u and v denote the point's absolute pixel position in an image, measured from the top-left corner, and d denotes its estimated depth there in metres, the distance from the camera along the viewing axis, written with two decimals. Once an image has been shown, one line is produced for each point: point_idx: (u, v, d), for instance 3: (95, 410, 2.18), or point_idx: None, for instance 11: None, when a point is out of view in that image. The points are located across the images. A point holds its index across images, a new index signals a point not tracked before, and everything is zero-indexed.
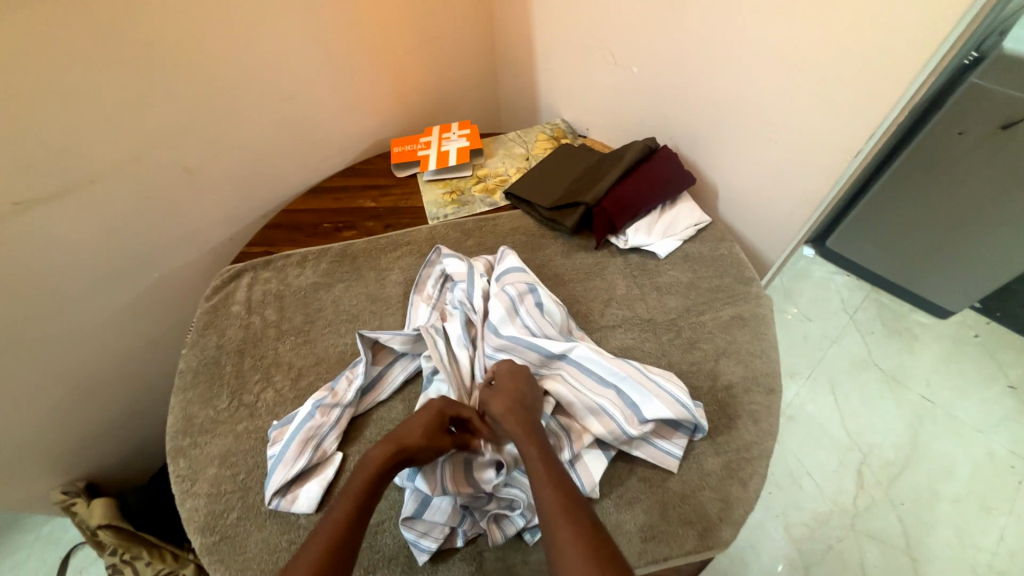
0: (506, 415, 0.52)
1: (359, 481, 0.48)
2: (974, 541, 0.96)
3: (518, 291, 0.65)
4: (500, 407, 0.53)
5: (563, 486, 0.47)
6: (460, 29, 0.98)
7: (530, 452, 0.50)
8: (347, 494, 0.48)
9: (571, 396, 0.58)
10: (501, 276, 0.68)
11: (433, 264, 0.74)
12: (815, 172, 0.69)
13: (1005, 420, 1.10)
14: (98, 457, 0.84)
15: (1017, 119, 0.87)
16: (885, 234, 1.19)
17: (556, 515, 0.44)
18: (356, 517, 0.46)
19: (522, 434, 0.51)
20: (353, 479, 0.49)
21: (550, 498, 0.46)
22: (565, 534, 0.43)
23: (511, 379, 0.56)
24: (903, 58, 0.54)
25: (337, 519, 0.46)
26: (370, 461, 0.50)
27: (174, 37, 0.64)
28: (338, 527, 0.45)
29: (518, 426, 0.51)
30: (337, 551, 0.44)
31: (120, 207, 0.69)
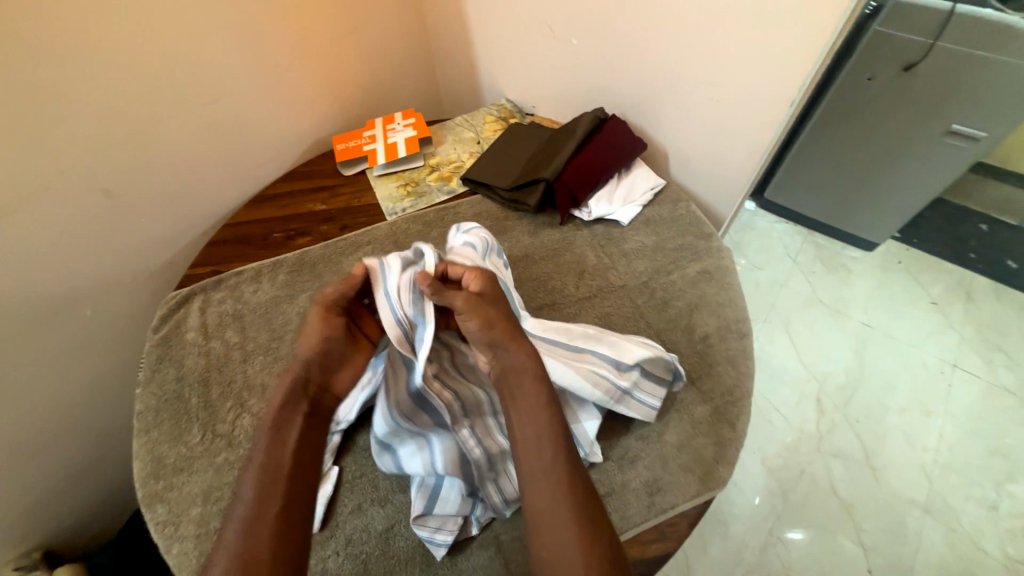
0: (525, 369, 0.49)
1: (262, 448, 0.46)
2: (920, 443, 1.08)
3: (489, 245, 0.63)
4: (525, 357, 0.50)
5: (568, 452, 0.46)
6: (389, 15, 0.94)
7: (542, 416, 0.47)
8: (253, 467, 0.45)
9: (558, 363, 0.54)
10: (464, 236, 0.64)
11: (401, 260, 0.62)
12: (756, 126, 0.72)
13: (932, 333, 1.24)
14: (52, 522, 0.76)
15: (916, 61, 0.96)
16: (815, 179, 1.29)
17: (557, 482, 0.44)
18: (267, 486, 0.44)
19: (532, 392, 0.48)
20: (255, 449, 0.46)
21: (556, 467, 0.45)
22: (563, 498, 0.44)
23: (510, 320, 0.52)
24: (824, 10, 0.57)
25: (249, 497, 0.43)
26: (267, 425, 0.47)
27: (69, 44, 0.56)
28: (252, 503, 0.43)
29: (534, 385, 0.49)
30: (256, 528, 0.41)
31: (34, 242, 0.61)
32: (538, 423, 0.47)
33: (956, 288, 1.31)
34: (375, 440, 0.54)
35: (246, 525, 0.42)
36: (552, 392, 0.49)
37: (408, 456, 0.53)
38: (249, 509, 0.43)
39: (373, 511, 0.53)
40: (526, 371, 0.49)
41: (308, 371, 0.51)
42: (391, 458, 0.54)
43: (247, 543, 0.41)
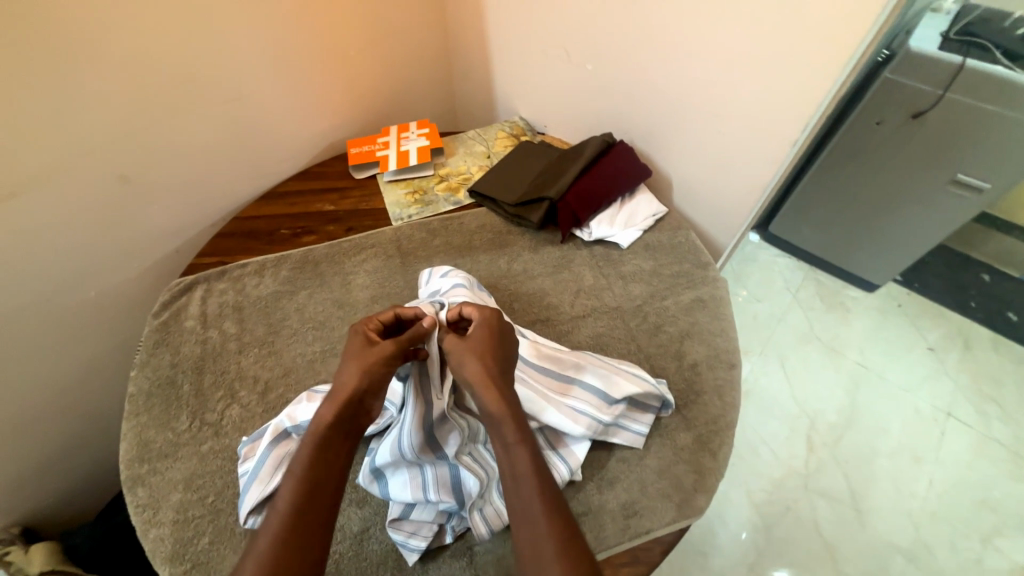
0: (495, 404, 0.45)
1: (306, 456, 0.43)
2: (908, 490, 1.07)
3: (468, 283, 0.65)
4: (490, 398, 0.45)
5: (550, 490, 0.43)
6: (413, 29, 0.97)
7: (519, 451, 0.43)
8: (292, 477, 0.42)
9: (541, 403, 0.55)
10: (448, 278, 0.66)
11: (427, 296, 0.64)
12: (759, 162, 0.74)
13: (928, 379, 1.23)
14: (35, 496, 0.77)
15: (924, 110, 0.97)
16: (819, 217, 1.30)
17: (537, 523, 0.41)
18: (308, 499, 0.41)
19: (506, 427, 0.44)
20: (295, 457, 0.43)
21: (535, 505, 0.42)
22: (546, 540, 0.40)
23: (497, 352, 0.49)
24: (829, 56, 0.59)
25: (287, 509, 0.41)
26: (312, 432, 0.44)
27: (103, 36, 0.59)
28: (290, 515, 0.40)
29: (511, 417, 0.45)
30: (293, 542, 0.39)
31: (48, 219, 0.63)
32: (515, 460, 0.43)
33: (954, 335, 1.31)
34: (367, 466, 0.52)
35: (283, 539, 0.39)
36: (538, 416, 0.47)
37: (400, 485, 0.52)
38: (288, 522, 0.40)
39: (351, 512, 0.54)
40: (496, 408, 0.45)
41: (363, 392, 0.45)
42: (382, 486, 0.52)
43: (283, 558, 0.38)
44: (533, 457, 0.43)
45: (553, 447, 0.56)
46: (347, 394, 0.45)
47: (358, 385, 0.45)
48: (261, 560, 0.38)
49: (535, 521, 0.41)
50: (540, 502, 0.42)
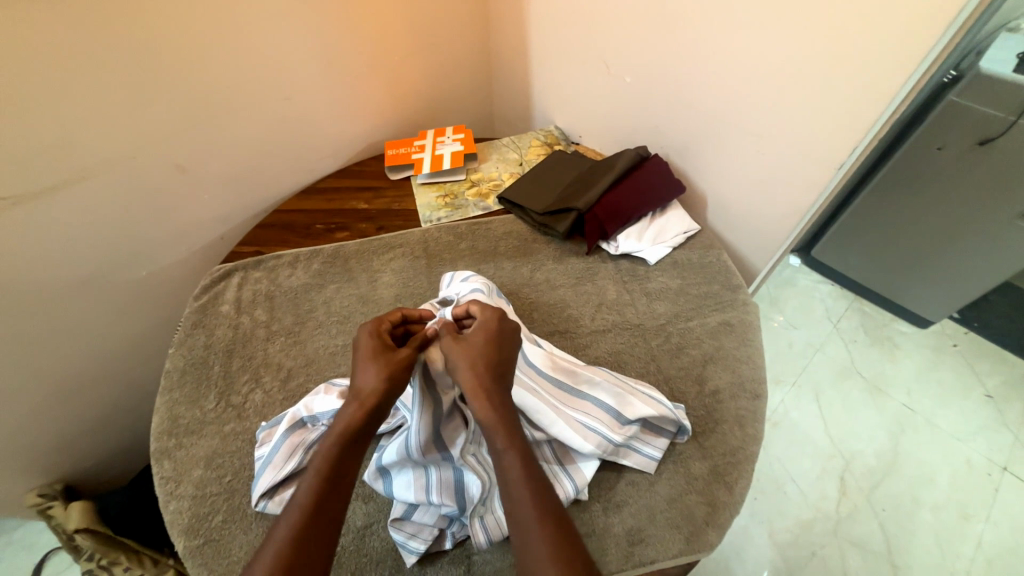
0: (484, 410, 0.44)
1: (326, 452, 0.44)
2: (952, 547, 0.98)
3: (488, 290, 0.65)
4: (478, 403, 0.44)
5: (544, 494, 0.42)
6: (456, 37, 0.99)
7: (508, 458, 0.43)
8: (313, 471, 0.43)
9: (551, 415, 0.54)
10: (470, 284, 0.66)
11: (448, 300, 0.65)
12: (801, 185, 0.71)
13: (982, 429, 1.13)
14: (78, 458, 0.83)
15: (994, 136, 0.90)
16: (868, 244, 1.22)
17: (529, 526, 0.40)
18: (327, 494, 0.42)
19: (495, 432, 0.44)
20: (318, 452, 0.44)
21: (526, 511, 0.41)
22: (538, 545, 0.40)
23: (501, 348, 0.49)
24: (886, 76, 0.55)
25: (301, 505, 0.42)
26: (335, 429, 0.45)
27: (170, 36, 0.63)
28: (308, 508, 0.41)
29: (497, 422, 0.44)
30: (308, 535, 0.40)
31: (110, 203, 0.68)
32: (504, 465, 0.43)
33: (1016, 383, 1.20)
34: (373, 463, 0.53)
35: (292, 536, 0.40)
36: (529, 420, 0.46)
37: (403, 484, 0.52)
38: (305, 515, 0.41)
39: (356, 507, 0.55)
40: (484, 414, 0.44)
41: (385, 394, 0.46)
42: (386, 484, 0.53)
43: (297, 551, 0.39)
44: (523, 462, 0.43)
45: (560, 463, 0.56)
46: (366, 397, 0.45)
47: (378, 388, 0.46)
48: (276, 549, 0.39)
49: (530, 525, 0.41)
50: (533, 508, 0.41)
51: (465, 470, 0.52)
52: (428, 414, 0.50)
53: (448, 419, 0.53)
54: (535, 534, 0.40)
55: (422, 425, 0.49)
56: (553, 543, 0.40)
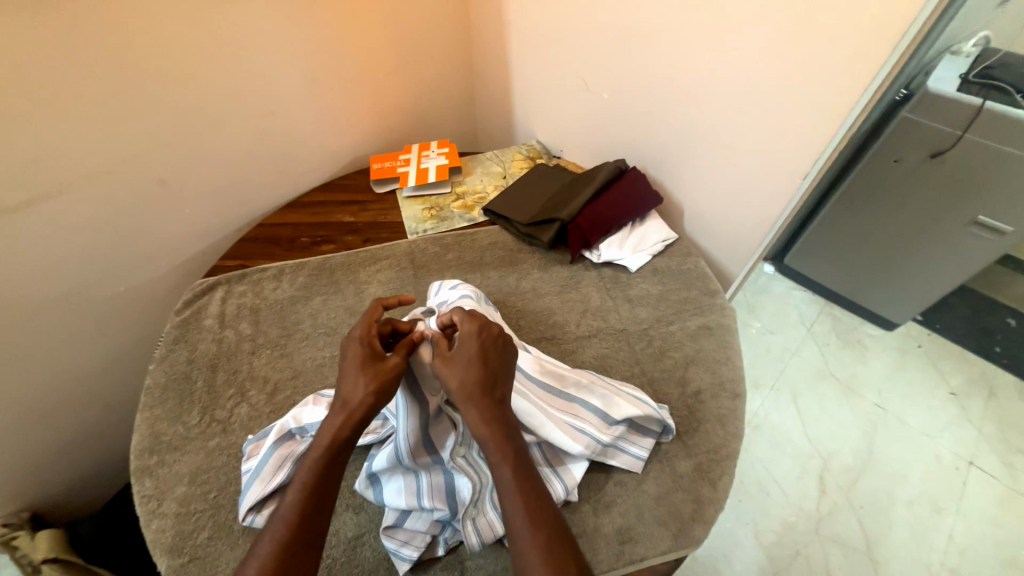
0: (480, 426, 0.45)
1: (314, 463, 0.44)
2: (927, 541, 1.02)
3: (476, 296, 0.66)
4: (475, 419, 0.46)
5: (536, 503, 0.43)
6: (439, 55, 1.02)
7: (501, 469, 0.44)
8: (300, 482, 0.43)
9: (541, 417, 0.55)
10: (455, 291, 0.67)
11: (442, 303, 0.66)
12: (769, 193, 0.75)
13: (949, 425, 1.19)
14: (48, 483, 0.79)
15: (944, 149, 0.97)
16: (835, 251, 1.29)
17: (524, 534, 0.42)
18: (311, 507, 0.42)
19: (489, 447, 0.45)
20: (305, 462, 0.44)
21: (518, 520, 0.42)
22: (532, 553, 0.41)
23: (492, 359, 0.49)
24: (842, 92, 0.60)
25: (289, 516, 0.42)
26: (322, 439, 0.45)
27: (155, 52, 0.64)
28: (292, 520, 0.41)
29: (492, 437, 0.45)
30: (290, 550, 0.40)
31: (89, 217, 0.67)
32: (498, 476, 0.44)
33: (978, 381, 1.27)
34: (363, 471, 0.53)
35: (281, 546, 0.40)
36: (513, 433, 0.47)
37: (394, 491, 0.52)
38: (289, 528, 0.41)
39: (347, 517, 0.54)
40: (481, 431, 0.45)
41: (373, 401, 0.46)
42: (376, 491, 0.53)
43: (281, 565, 0.39)
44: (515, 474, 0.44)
45: (551, 465, 0.57)
46: (355, 404, 0.46)
47: (366, 395, 0.46)
48: (260, 563, 0.39)
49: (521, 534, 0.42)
50: (526, 518, 0.42)
51: (455, 473, 0.53)
52: (419, 412, 0.50)
53: (437, 423, 0.53)
54: (527, 543, 0.41)
55: (412, 421, 0.50)
56: (546, 550, 0.41)
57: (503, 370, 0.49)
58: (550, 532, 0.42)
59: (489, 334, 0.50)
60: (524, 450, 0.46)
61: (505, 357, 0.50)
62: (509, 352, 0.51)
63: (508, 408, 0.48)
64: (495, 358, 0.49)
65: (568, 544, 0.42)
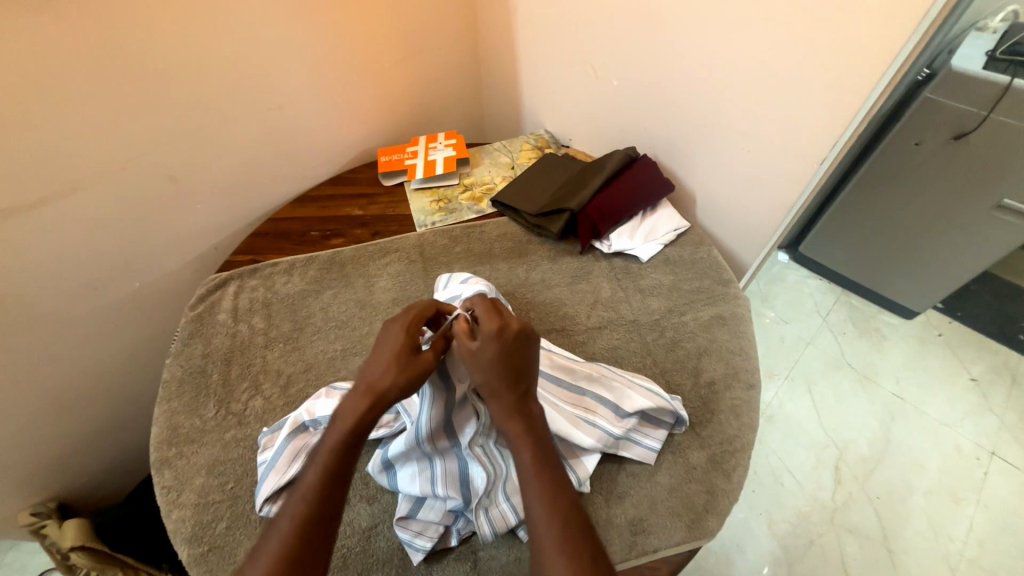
0: (504, 418, 0.47)
1: (335, 444, 0.44)
2: (946, 532, 1.00)
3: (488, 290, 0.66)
4: (500, 412, 0.47)
5: (556, 492, 0.43)
6: (445, 44, 1.01)
7: (523, 458, 0.45)
8: (318, 461, 0.43)
9: (552, 410, 0.55)
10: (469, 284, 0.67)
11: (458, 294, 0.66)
12: (784, 180, 0.73)
13: (970, 414, 1.16)
14: (72, 474, 0.82)
15: (968, 131, 0.94)
16: (854, 238, 1.25)
17: (542, 525, 0.41)
18: (328, 487, 0.42)
19: (512, 436, 0.46)
20: (325, 442, 0.44)
21: (537, 509, 0.42)
22: (546, 542, 0.41)
23: (515, 359, 0.48)
24: (861, 73, 0.58)
25: (310, 488, 0.42)
26: (343, 421, 0.45)
27: (161, 49, 0.64)
28: (311, 501, 0.42)
29: (513, 426, 0.46)
30: (307, 527, 0.41)
31: (103, 214, 0.68)
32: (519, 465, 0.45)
33: (1001, 369, 1.23)
34: (378, 457, 0.53)
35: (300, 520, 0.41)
36: (529, 423, 0.47)
37: (408, 477, 0.53)
38: (308, 504, 0.41)
39: (360, 508, 0.55)
40: (504, 423, 0.46)
41: (396, 394, 0.46)
42: (390, 477, 0.54)
43: (300, 542, 0.40)
44: (534, 462, 0.45)
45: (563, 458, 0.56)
46: (383, 391, 0.46)
47: (395, 384, 0.46)
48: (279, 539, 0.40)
49: (537, 524, 0.42)
50: (543, 506, 0.43)
51: (471, 461, 0.53)
52: (444, 396, 0.51)
53: (460, 409, 0.52)
54: (546, 533, 0.41)
55: (436, 406, 0.50)
56: (564, 542, 0.40)
57: (528, 365, 0.49)
58: (567, 525, 0.41)
59: (511, 335, 0.48)
60: (549, 443, 0.47)
61: (530, 354, 0.49)
62: (535, 347, 0.50)
63: (532, 398, 0.49)
64: (518, 355, 0.48)
65: (587, 537, 0.41)
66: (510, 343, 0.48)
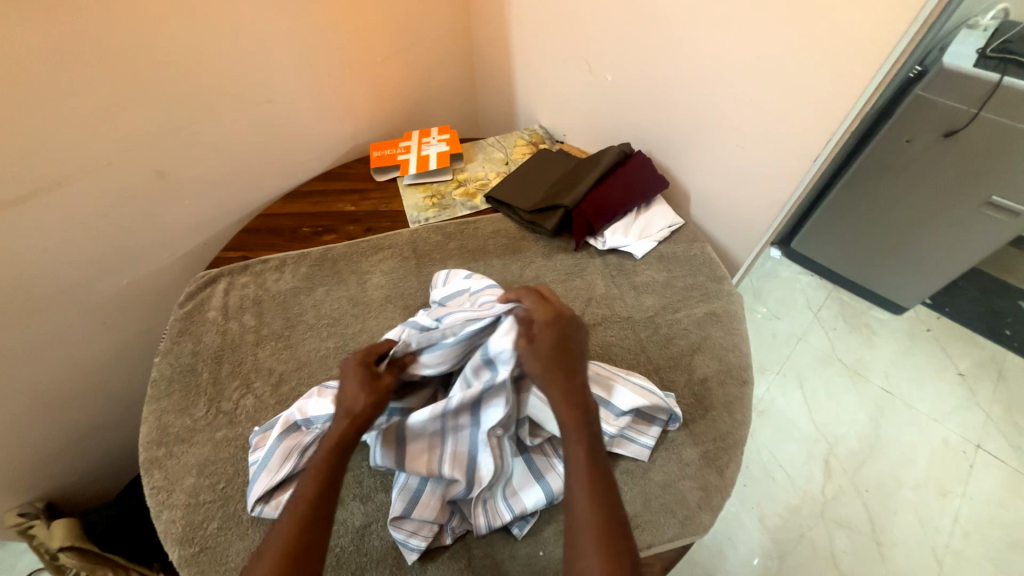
0: (562, 406, 0.48)
1: (325, 453, 0.47)
2: (932, 523, 1.02)
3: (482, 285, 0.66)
4: (559, 402, 0.48)
5: (603, 493, 0.44)
6: (438, 37, 0.99)
7: (575, 450, 0.46)
8: (312, 471, 0.46)
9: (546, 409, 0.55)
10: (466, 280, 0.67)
11: (459, 294, 0.66)
12: (778, 177, 0.73)
13: (957, 409, 1.18)
14: (61, 475, 0.80)
15: (958, 128, 0.94)
16: (845, 235, 1.26)
17: (583, 518, 0.42)
18: (325, 493, 0.45)
19: (567, 425, 0.47)
20: (316, 453, 0.47)
21: (584, 505, 0.43)
22: (589, 538, 0.41)
23: (567, 351, 0.50)
24: (855, 72, 0.58)
25: (306, 495, 0.44)
26: (331, 433, 0.48)
27: (148, 42, 0.62)
28: (309, 503, 0.44)
29: (572, 418, 0.47)
30: (308, 528, 0.43)
31: (88, 210, 0.66)
32: (571, 456, 0.46)
33: (986, 364, 1.25)
34: (392, 430, 0.52)
35: (300, 523, 0.43)
36: (584, 418, 0.48)
37: (415, 454, 0.52)
38: (306, 508, 0.44)
39: (354, 507, 0.54)
40: (561, 412, 0.48)
41: (371, 414, 0.49)
42: (397, 454, 0.52)
43: (299, 542, 0.42)
44: (586, 456, 0.46)
45: (538, 474, 0.55)
46: (358, 415, 0.49)
47: (367, 406, 0.49)
48: (282, 541, 0.42)
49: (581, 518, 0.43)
50: (588, 501, 0.43)
51: (482, 450, 0.52)
52: (491, 375, 0.50)
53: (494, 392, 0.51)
54: (590, 530, 0.42)
55: (482, 384, 0.50)
56: (606, 542, 0.41)
57: (579, 357, 0.51)
58: (611, 521, 0.42)
59: (563, 325, 0.51)
60: (598, 439, 0.48)
61: (581, 347, 0.52)
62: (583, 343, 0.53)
63: (587, 394, 0.50)
64: (568, 346, 0.51)
65: (625, 537, 0.42)
66: (563, 333, 0.51)
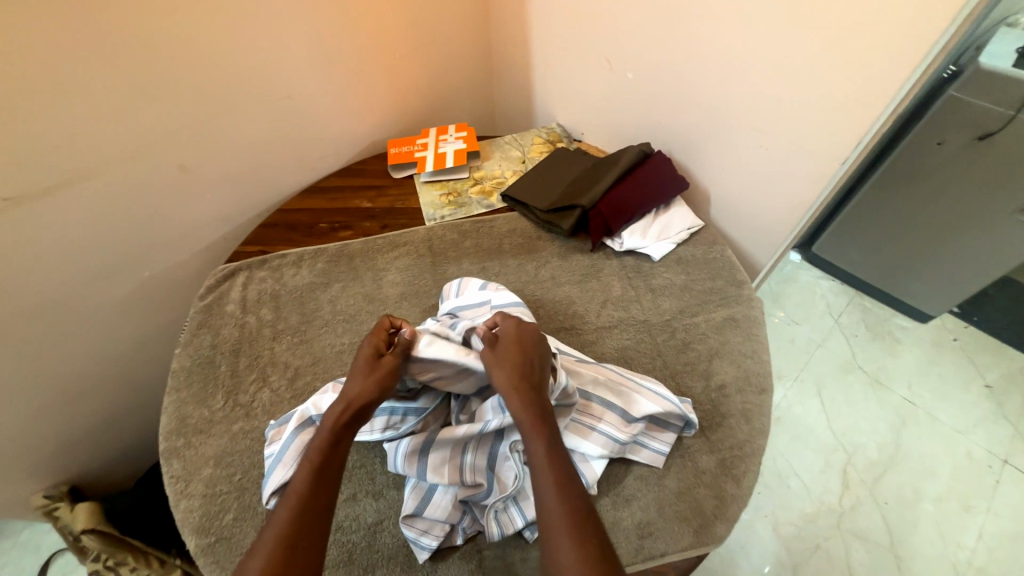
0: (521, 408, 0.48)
1: (321, 443, 0.47)
2: (955, 539, 0.99)
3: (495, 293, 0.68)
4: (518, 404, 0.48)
5: (569, 489, 0.44)
6: (457, 34, 0.99)
7: (535, 446, 0.46)
8: (307, 462, 0.46)
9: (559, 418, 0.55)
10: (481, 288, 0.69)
11: (473, 301, 0.67)
12: (802, 179, 0.71)
13: (984, 422, 1.14)
14: (85, 459, 0.83)
15: (993, 131, 0.91)
16: (870, 239, 1.23)
17: (554, 516, 0.42)
18: (319, 484, 0.45)
19: (525, 426, 0.47)
20: (311, 445, 0.48)
21: (552, 503, 0.43)
22: (560, 534, 0.41)
23: (523, 358, 0.52)
24: (888, 71, 0.56)
25: (301, 487, 0.45)
26: (327, 423, 0.48)
27: (173, 38, 0.63)
28: (303, 495, 0.44)
29: (530, 418, 0.47)
30: (302, 518, 0.43)
31: (113, 203, 0.68)
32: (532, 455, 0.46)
33: (1016, 376, 1.21)
34: (415, 443, 0.53)
35: (294, 515, 0.43)
36: (544, 418, 0.48)
37: (434, 466, 0.53)
38: (300, 500, 0.44)
39: (366, 503, 0.55)
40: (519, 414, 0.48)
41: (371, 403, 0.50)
42: (419, 465, 0.53)
43: (294, 534, 0.42)
44: (548, 453, 0.46)
45: None
46: (358, 403, 0.49)
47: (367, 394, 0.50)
48: (275, 533, 0.42)
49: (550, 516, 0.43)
50: (556, 497, 0.43)
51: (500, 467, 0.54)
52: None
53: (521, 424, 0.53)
54: (558, 526, 0.42)
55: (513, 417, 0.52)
56: (576, 538, 0.41)
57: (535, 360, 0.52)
58: (579, 517, 0.42)
59: (518, 336, 0.54)
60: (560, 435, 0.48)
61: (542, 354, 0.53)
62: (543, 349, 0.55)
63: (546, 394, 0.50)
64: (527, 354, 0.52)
65: (598, 532, 0.42)
66: (517, 342, 0.53)
